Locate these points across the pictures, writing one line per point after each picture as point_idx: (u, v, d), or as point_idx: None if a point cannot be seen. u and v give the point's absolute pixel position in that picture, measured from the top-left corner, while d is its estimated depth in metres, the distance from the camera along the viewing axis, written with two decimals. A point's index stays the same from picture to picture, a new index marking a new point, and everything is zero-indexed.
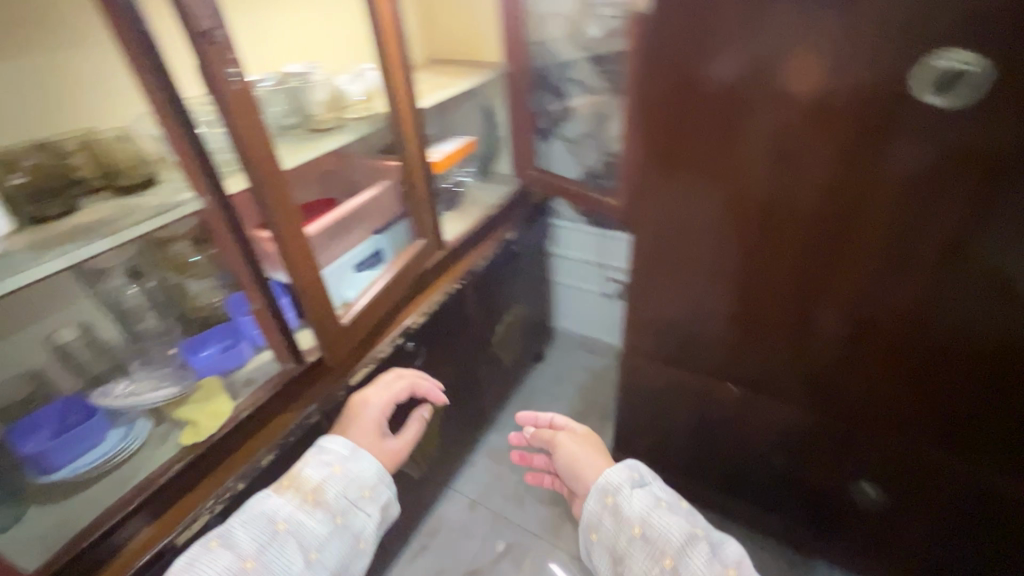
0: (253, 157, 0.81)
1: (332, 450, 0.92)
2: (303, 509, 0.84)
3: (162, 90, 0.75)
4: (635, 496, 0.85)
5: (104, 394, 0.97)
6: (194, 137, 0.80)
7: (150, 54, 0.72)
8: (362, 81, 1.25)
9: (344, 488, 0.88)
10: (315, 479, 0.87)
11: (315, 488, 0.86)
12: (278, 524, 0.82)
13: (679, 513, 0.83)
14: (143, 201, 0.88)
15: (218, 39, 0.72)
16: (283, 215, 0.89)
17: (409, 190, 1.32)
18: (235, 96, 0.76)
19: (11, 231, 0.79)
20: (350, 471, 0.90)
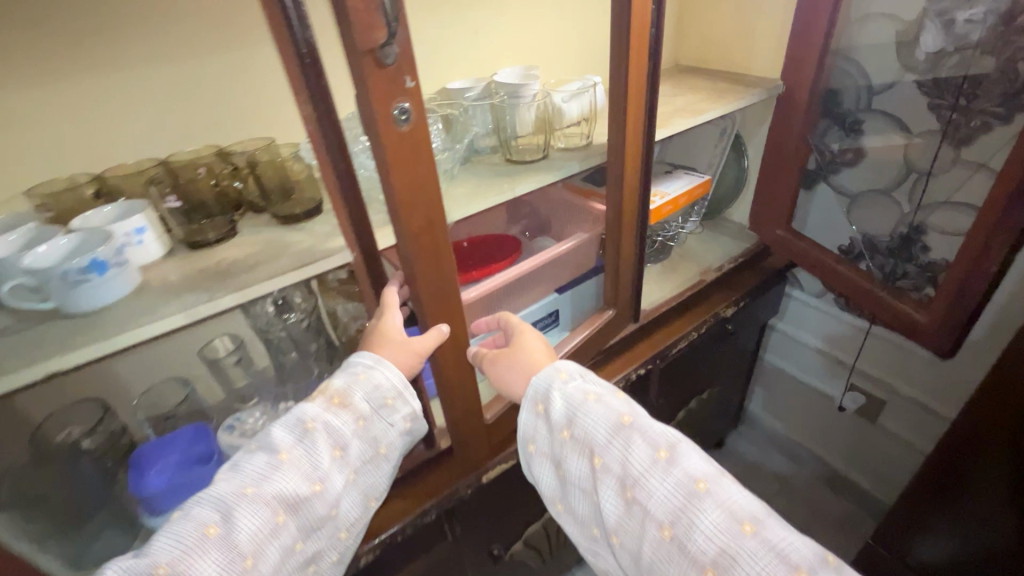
0: (409, 223, 0.58)
1: (356, 366, 0.72)
2: (329, 413, 0.68)
3: (316, 122, 0.55)
4: (566, 390, 0.75)
5: (230, 428, 0.88)
6: (348, 183, 0.59)
7: (307, 75, 0.52)
8: (580, 100, 0.93)
9: (371, 396, 0.71)
10: (342, 384, 0.71)
11: (340, 391, 0.70)
12: (307, 425, 0.67)
13: (614, 400, 0.73)
14: (293, 242, 0.72)
15: (389, 63, 0.49)
16: (434, 296, 0.66)
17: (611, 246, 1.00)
18: (398, 145, 0.53)
19: (161, 255, 0.70)
20: (376, 379, 0.71)
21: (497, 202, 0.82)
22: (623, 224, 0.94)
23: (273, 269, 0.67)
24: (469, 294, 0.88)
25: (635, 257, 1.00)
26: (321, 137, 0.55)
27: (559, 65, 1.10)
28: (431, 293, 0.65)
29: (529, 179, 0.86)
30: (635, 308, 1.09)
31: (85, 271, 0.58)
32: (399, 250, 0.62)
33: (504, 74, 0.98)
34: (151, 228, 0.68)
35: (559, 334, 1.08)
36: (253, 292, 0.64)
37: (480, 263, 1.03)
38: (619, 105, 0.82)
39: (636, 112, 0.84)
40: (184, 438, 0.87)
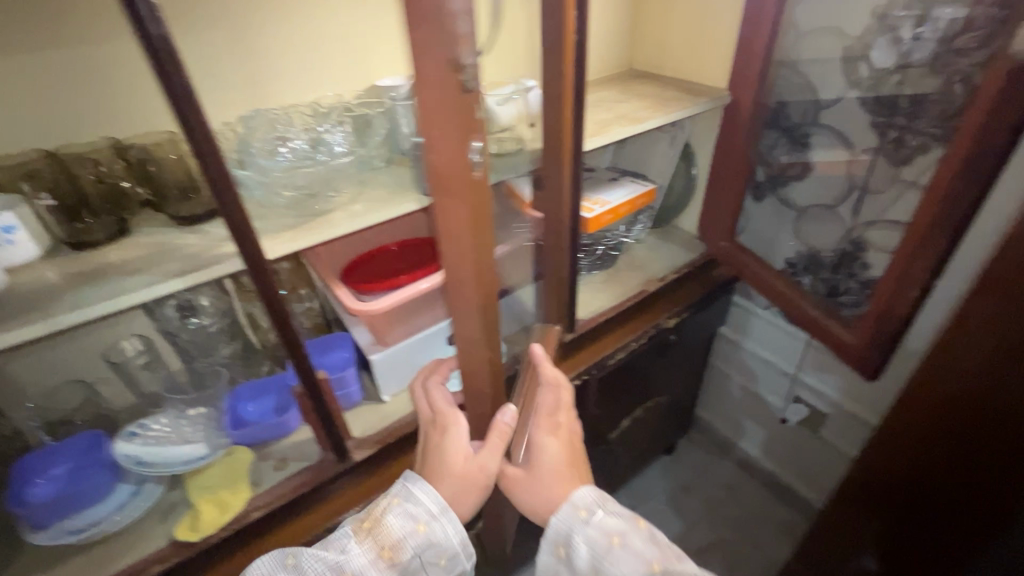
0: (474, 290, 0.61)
1: (413, 510, 0.70)
2: (375, 564, 0.67)
3: (183, 123, 0.51)
4: (589, 537, 0.69)
5: (131, 435, 0.84)
6: (228, 190, 0.55)
7: (170, 74, 0.48)
8: (513, 105, 0.92)
9: (423, 553, 0.68)
10: (398, 533, 0.68)
11: (392, 541, 0.68)
12: (352, 570, 0.66)
13: (621, 527, 0.69)
14: (184, 246, 0.68)
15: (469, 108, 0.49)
16: (480, 358, 0.69)
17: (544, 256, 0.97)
18: (465, 202, 0.54)
19: (38, 255, 0.65)
20: (437, 536, 0.69)
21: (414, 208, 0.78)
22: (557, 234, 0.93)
23: (155, 274, 0.63)
24: (419, 285, 0.87)
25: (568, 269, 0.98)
26: (190, 139, 0.51)
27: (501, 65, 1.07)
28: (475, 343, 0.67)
29: None
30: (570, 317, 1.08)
31: None
32: (465, 327, 0.66)
33: None
34: (23, 228, 0.63)
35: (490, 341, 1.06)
36: (129, 299, 0.60)
37: (413, 264, 0.99)
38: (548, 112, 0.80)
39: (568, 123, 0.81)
40: (78, 447, 0.81)
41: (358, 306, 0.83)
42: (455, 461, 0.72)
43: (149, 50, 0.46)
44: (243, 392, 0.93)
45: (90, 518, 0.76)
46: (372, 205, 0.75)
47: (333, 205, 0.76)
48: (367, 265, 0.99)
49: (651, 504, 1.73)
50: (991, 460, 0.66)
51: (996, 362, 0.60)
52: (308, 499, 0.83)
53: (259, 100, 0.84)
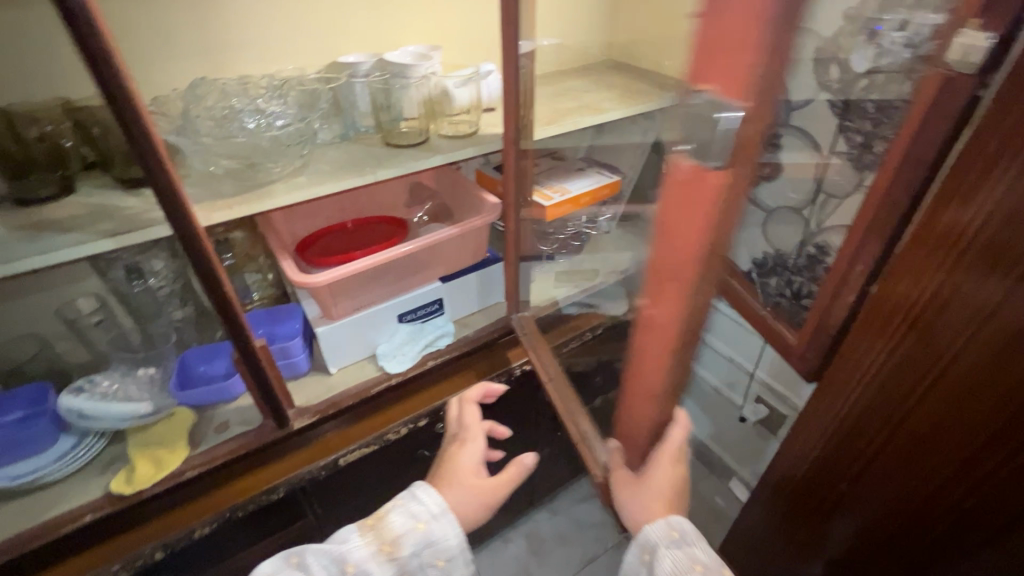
0: (687, 283, 0.60)
1: (416, 508, 0.73)
2: (377, 557, 0.69)
3: (105, 89, 0.52)
4: (673, 558, 0.72)
5: (78, 390, 0.86)
6: (153, 155, 0.57)
7: (88, 39, 0.49)
8: (469, 87, 0.91)
9: (421, 552, 0.70)
10: (400, 529, 0.71)
11: (392, 536, 0.70)
12: (359, 560, 0.68)
13: (704, 558, 0.73)
14: (121, 207, 0.70)
15: (760, 78, 0.44)
16: (660, 341, 0.67)
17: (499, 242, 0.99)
18: (712, 198, 0.53)
19: None
20: (439, 537, 0.71)
21: (356, 184, 0.79)
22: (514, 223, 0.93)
23: (88, 234, 0.65)
24: (403, 247, 0.93)
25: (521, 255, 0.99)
26: (111, 103, 0.53)
27: (469, 47, 1.06)
28: (665, 327, 0.65)
29: (399, 161, 0.83)
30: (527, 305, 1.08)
31: None
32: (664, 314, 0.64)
33: (399, 54, 0.95)
34: None
35: (443, 323, 1.07)
36: (60, 256, 0.62)
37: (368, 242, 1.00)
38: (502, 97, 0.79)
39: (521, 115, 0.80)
40: (26, 397, 0.85)
41: (304, 277, 0.85)
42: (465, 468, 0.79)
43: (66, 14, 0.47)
44: (194, 355, 0.95)
45: (32, 465, 0.79)
46: (314, 179, 0.77)
47: (277, 177, 0.77)
48: (322, 242, 1.01)
49: None
50: (912, 475, 0.66)
51: (916, 378, 0.61)
52: (245, 461, 0.86)
53: (215, 70, 0.85)
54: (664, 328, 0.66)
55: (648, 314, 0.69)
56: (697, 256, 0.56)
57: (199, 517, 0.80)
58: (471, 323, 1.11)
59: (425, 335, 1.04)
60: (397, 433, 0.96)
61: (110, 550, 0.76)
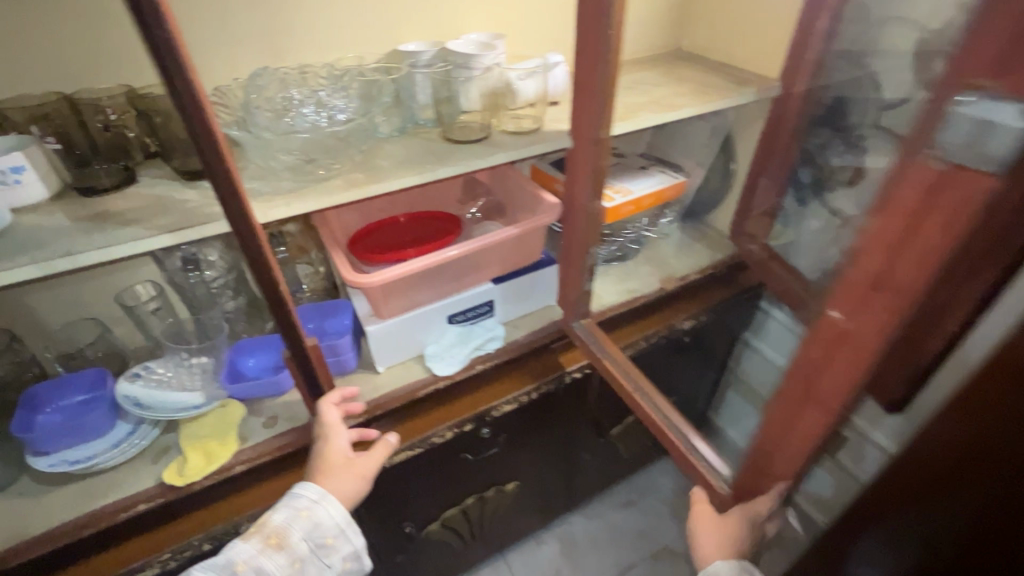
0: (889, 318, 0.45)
1: (293, 503, 0.75)
2: (264, 554, 0.71)
3: (171, 85, 0.49)
4: None
5: (135, 376, 0.88)
6: (218, 154, 0.54)
7: (157, 32, 0.46)
8: (535, 80, 0.85)
9: (310, 536, 0.74)
10: (281, 523, 0.73)
11: (276, 530, 0.72)
12: (246, 561, 0.70)
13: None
14: (181, 200, 0.68)
15: None
16: (830, 374, 0.53)
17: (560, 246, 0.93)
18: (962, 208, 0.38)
19: (48, 198, 0.67)
20: (320, 520, 0.75)
21: (414, 182, 0.75)
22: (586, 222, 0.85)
23: (148, 227, 0.63)
24: (447, 252, 0.87)
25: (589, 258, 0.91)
26: (176, 95, 0.50)
27: (533, 36, 1.01)
28: (845, 368, 0.51)
29: (459, 158, 0.78)
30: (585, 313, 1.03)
31: None
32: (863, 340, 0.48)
33: (461, 43, 0.91)
34: (31, 169, 0.65)
35: (492, 325, 1.03)
36: (121, 250, 0.61)
37: (420, 239, 0.96)
38: (582, 86, 0.73)
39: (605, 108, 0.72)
40: (85, 382, 0.86)
41: (358, 275, 0.82)
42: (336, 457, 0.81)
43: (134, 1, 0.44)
44: (246, 347, 0.95)
45: (88, 451, 0.79)
46: (373, 176, 0.73)
47: (334, 173, 0.74)
48: (372, 238, 0.98)
49: (649, 500, 1.71)
50: None
51: None
52: (289, 457, 0.85)
53: (274, 59, 0.83)
54: (856, 349, 0.49)
55: (831, 326, 0.51)
56: (939, 271, 0.41)
57: (243, 512, 0.79)
58: (521, 327, 1.07)
59: (474, 338, 1.00)
60: (442, 436, 0.93)
61: (156, 540, 0.75)
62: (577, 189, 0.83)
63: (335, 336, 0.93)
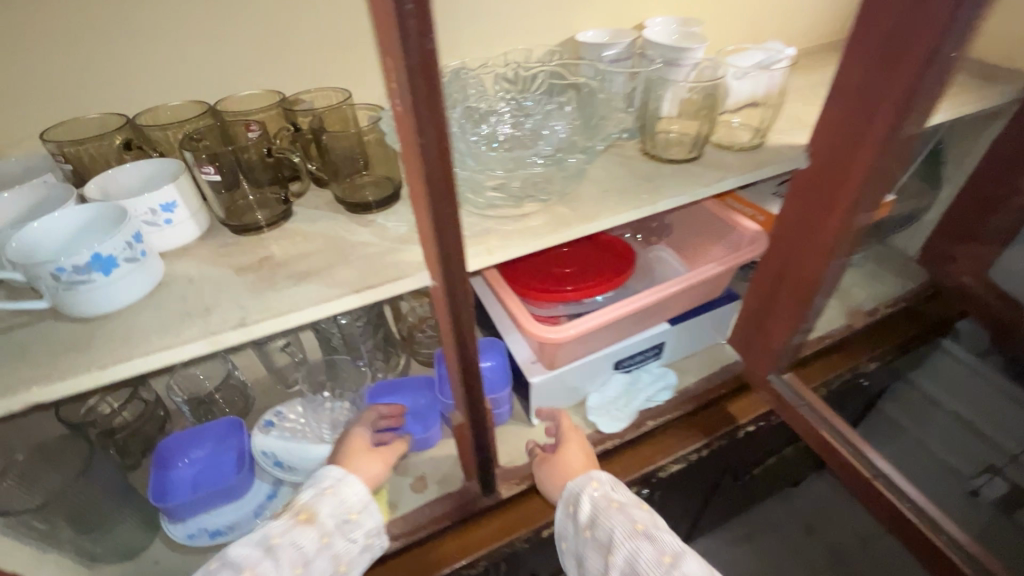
0: None
1: (316, 484, 0.59)
2: (287, 533, 0.55)
3: (410, 119, 0.35)
4: (597, 498, 0.63)
5: (268, 426, 0.76)
6: (448, 209, 0.40)
7: (418, 46, 0.31)
8: (755, 78, 0.68)
9: (339, 513, 0.58)
10: (307, 501, 0.58)
11: (304, 506, 0.57)
12: (270, 541, 0.54)
13: (641, 513, 0.60)
14: (357, 245, 0.54)
15: None
16: None
17: (772, 286, 0.76)
18: None
19: (199, 237, 0.55)
20: (348, 498, 0.59)
21: (631, 219, 0.58)
22: (827, 257, 0.66)
23: (327, 286, 0.49)
24: (568, 331, 0.66)
25: (816, 301, 0.72)
26: (411, 127, 0.35)
27: (726, 22, 0.81)
28: None
29: (678, 185, 0.61)
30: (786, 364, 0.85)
31: (83, 270, 0.43)
32: None
33: (655, 32, 0.73)
34: (184, 206, 0.52)
35: (657, 369, 0.88)
36: (299, 317, 0.48)
37: (588, 269, 0.79)
38: (867, 94, 0.54)
39: (900, 121, 0.53)
40: (215, 432, 0.75)
41: (540, 326, 0.67)
42: (360, 444, 0.66)
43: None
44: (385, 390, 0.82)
45: (228, 518, 0.69)
46: (581, 211, 0.57)
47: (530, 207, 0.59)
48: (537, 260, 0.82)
49: None
50: None
51: None
52: (445, 527, 0.72)
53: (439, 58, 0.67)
54: None
55: None
56: None
57: None
58: (689, 372, 0.90)
59: (642, 387, 0.85)
60: None
61: None
62: (824, 219, 0.64)
63: (494, 385, 0.80)
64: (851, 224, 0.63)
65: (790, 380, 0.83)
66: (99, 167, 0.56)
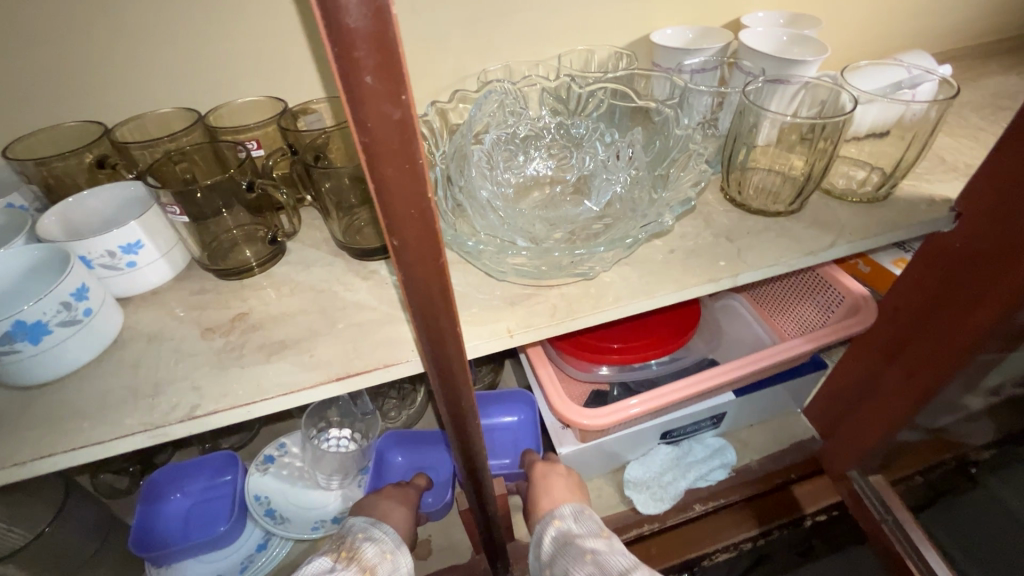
0: None
1: (375, 539, 0.50)
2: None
3: (383, 221, 0.23)
4: (554, 537, 0.50)
5: (267, 463, 0.69)
6: (443, 316, 0.28)
7: (380, 119, 0.19)
8: (882, 105, 0.48)
9: None
10: (372, 556, 0.47)
11: (368, 563, 0.47)
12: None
13: (600, 542, 0.47)
14: (349, 308, 0.43)
15: None
16: None
17: (887, 367, 0.61)
18: None
19: (172, 279, 0.46)
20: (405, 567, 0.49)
21: (701, 294, 0.44)
22: (968, 352, 0.52)
23: (302, 367, 0.39)
24: (628, 408, 0.57)
25: (938, 394, 0.57)
26: (382, 225, 0.23)
27: (855, 16, 0.62)
28: None
29: (772, 250, 0.46)
30: (875, 459, 0.69)
31: (4, 340, 0.35)
32: None
33: (758, 37, 0.56)
34: (152, 246, 0.44)
35: (713, 443, 0.73)
36: (264, 407, 0.38)
37: (645, 325, 0.66)
38: None
39: None
40: (213, 465, 0.69)
41: (574, 409, 0.56)
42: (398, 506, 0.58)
43: (324, 27, 0.16)
44: (412, 438, 0.71)
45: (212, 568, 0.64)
46: (637, 283, 0.43)
47: None
48: None
49: None
50: None
51: None
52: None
53: (474, 63, 0.54)
54: None
55: None
56: None
57: None
58: (753, 445, 0.75)
59: (693, 463, 0.72)
60: None
61: None
62: (974, 306, 0.49)
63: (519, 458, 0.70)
64: (1008, 318, 0.48)
65: (875, 483, 0.72)
66: (68, 187, 0.48)
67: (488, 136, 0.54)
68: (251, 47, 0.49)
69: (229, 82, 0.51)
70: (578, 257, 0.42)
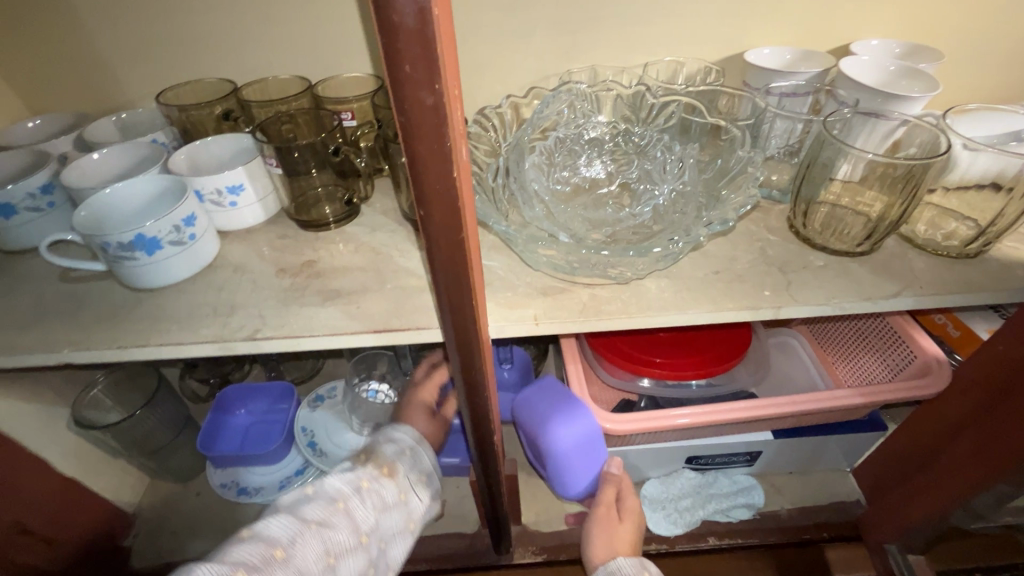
0: None
1: (395, 439, 0.53)
2: (372, 481, 0.49)
3: (415, 192, 0.26)
4: None
5: (316, 402, 0.79)
6: (461, 288, 0.31)
7: (413, 104, 0.22)
8: (991, 156, 0.43)
9: (412, 477, 0.52)
10: (389, 455, 0.52)
11: (387, 461, 0.52)
12: (360, 481, 0.48)
13: None
14: (399, 272, 0.48)
15: None
16: None
17: (954, 442, 0.55)
18: None
19: (262, 222, 0.54)
20: (424, 462, 0.54)
21: (734, 318, 0.43)
22: None
23: (348, 315, 0.44)
24: (674, 419, 0.57)
25: (1003, 483, 0.51)
26: (414, 195, 0.26)
27: (982, 55, 0.56)
28: None
29: (826, 288, 0.44)
30: (922, 538, 0.63)
31: (127, 247, 0.43)
32: None
33: (864, 64, 0.52)
34: (252, 191, 0.51)
35: (741, 480, 0.71)
36: (310, 341, 0.43)
37: (691, 343, 0.65)
38: None
39: None
40: (273, 392, 0.78)
41: (600, 410, 0.58)
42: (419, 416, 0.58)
43: (377, 20, 0.20)
44: (561, 394, 0.59)
45: (257, 480, 0.73)
46: (670, 296, 0.43)
47: None
48: None
49: None
50: None
51: None
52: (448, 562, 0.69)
53: (557, 63, 0.56)
54: None
55: None
56: None
57: None
58: (786, 493, 0.72)
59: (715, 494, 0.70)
60: None
61: None
62: None
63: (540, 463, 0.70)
64: None
65: (914, 563, 0.65)
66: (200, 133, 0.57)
67: (555, 134, 0.57)
68: (359, 28, 0.54)
69: (336, 57, 0.57)
70: (609, 259, 0.43)
